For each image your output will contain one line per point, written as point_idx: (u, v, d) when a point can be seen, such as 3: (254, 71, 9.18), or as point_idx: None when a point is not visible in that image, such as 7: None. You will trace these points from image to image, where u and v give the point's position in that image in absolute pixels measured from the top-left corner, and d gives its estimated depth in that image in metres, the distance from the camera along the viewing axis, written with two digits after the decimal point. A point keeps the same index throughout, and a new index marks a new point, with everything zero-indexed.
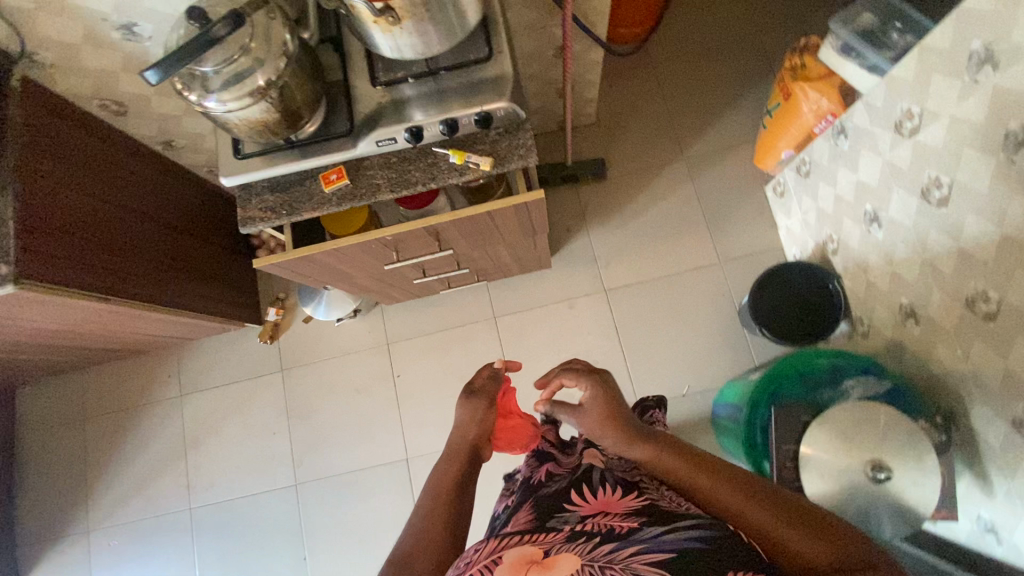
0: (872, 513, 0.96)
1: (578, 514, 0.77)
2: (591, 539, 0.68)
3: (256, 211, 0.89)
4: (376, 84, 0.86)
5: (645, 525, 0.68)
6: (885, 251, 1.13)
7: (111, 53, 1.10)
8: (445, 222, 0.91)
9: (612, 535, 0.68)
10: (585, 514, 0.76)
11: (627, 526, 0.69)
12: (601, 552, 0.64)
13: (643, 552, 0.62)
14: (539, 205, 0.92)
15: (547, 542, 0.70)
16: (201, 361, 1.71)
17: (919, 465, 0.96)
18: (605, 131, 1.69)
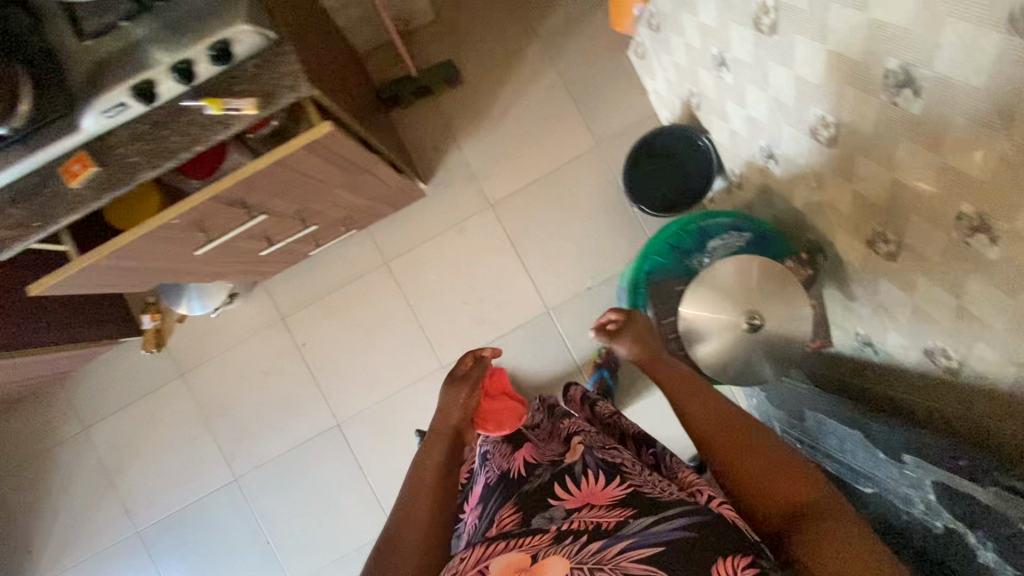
0: (752, 362, 1.00)
1: (562, 508, 0.72)
2: (578, 537, 0.65)
3: (3, 232, 0.74)
4: (83, 38, 0.70)
5: (636, 517, 0.65)
6: (738, 95, 1.07)
7: None
8: (236, 186, 0.79)
9: (601, 533, 0.64)
10: (569, 508, 0.71)
11: (614, 521, 0.65)
12: (592, 553, 0.61)
13: (632, 550, 0.61)
14: (338, 140, 0.80)
15: (535, 543, 0.66)
16: (95, 389, 1.59)
17: (789, 304, 0.99)
18: (447, 28, 1.51)
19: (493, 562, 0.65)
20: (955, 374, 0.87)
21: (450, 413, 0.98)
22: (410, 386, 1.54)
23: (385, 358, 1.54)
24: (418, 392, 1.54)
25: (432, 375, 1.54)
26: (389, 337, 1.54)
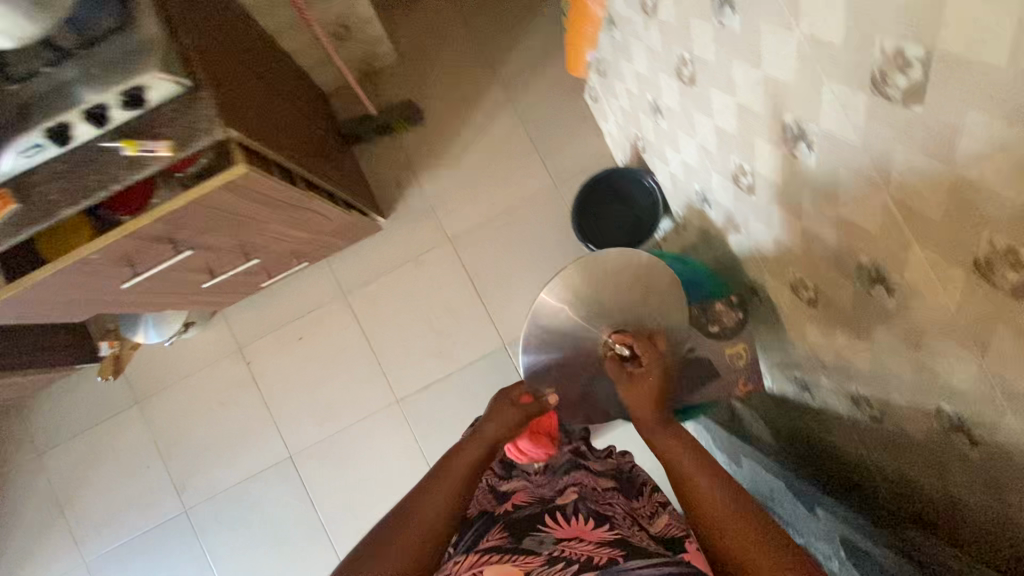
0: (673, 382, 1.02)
1: (552, 536, 0.74)
2: (568, 566, 0.65)
3: None
4: (6, 79, 0.74)
5: (626, 559, 0.65)
6: (673, 140, 1.10)
7: None
8: (157, 219, 0.81)
9: (590, 566, 0.64)
10: (561, 537, 0.73)
11: (605, 558, 0.65)
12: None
13: None
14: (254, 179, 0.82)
15: (525, 564, 0.68)
16: (52, 415, 1.58)
17: None
18: (411, 69, 1.56)
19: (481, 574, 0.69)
20: (878, 423, 0.85)
21: (483, 427, 0.87)
22: (363, 419, 1.53)
23: (339, 390, 1.54)
24: (371, 425, 1.53)
25: (385, 408, 1.53)
26: (346, 369, 1.54)
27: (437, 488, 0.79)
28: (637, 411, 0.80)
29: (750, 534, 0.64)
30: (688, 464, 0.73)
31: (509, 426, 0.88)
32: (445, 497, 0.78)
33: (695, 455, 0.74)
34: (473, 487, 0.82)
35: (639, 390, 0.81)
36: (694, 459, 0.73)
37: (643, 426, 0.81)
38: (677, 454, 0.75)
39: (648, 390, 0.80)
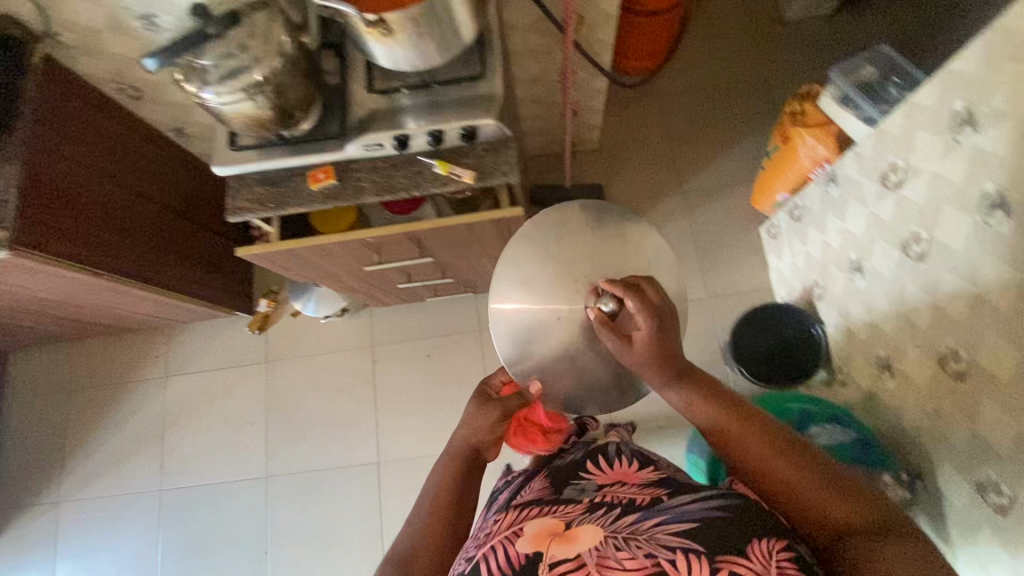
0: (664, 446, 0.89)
1: (594, 482, 0.82)
2: (613, 511, 0.71)
3: (245, 202, 0.91)
4: (371, 90, 0.88)
5: (670, 497, 0.70)
6: (867, 301, 1.13)
7: (131, 41, 1.10)
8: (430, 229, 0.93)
9: (633, 507, 0.71)
10: (603, 483, 0.81)
11: (648, 499, 0.72)
12: (624, 523, 0.67)
13: (666, 523, 0.64)
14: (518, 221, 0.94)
15: (567, 513, 0.73)
16: (189, 346, 1.71)
17: None
18: (607, 157, 1.71)
19: (526, 526, 0.73)
20: None
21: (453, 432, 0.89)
22: None
23: (445, 416, 1.59)
24: (461, 460, 1.55)
25: None
26: (457, 398, 1.60)
27: (432, 507, 0.81)
28: (643, 370, 0.70)
29: (794, 475, 0.64)
30: (716, 416, 0.68)
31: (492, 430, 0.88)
32: (438, 515, 0.80)
33: (714, 401, 0.69)
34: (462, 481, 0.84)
35: (637, 351, 0.69)
36: (701, 398, 0.69)
37: (658, 374, 0.69)
38: (698, 403, 0.69)
39: (673, 353, 0.69)
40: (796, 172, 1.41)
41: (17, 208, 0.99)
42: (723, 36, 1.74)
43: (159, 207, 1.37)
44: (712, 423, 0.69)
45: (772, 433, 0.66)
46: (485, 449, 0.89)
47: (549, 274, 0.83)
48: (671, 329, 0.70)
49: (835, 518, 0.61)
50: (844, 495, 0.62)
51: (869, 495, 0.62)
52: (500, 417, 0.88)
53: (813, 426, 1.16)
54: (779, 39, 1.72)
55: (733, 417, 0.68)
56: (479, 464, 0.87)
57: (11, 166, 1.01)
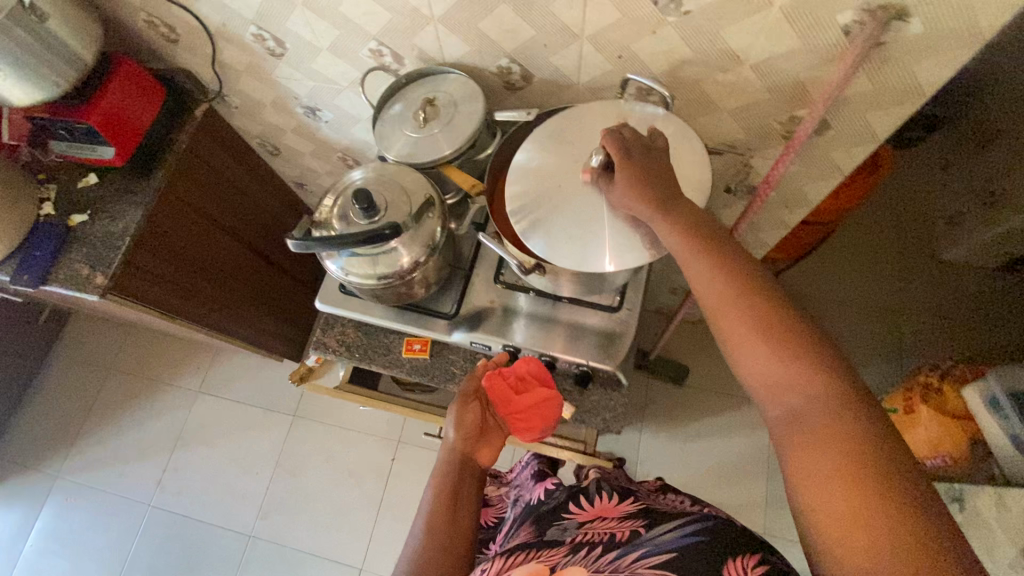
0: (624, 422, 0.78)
1: (575, 521, 0.78)
2: (592, 547, 0.68)
3: (332, 340, 0.87)
4: (495, 282, 0.82)
5: (647, 528, 0.69)
6: None
7: (288, 118, 1.11)
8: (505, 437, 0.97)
9: (613, 542, 0.68)
10: (583, 521, 0.77)
11: (627, 532, 0.69)
12: (605, 562, 0.64)
13: (643, 557, 0.62)
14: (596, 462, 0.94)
15: (551, 556, 0.68)
16: (230, 371, 1.70)
17: None
18: (702, 336, 1.59)
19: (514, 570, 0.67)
20: None
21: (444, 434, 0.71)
22: None
23: None
24: None
25: None
26: None
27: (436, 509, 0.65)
28: (629, 206, 0.62)
29: (783, 365, 0.51)
30: (713, 287, 0.57)
31: (469, 429, 0.71)
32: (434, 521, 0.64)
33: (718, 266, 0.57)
34: (464, 475, 0.68)
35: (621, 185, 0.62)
36: (707, 262, 0.58)
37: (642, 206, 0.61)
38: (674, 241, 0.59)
39: (646, 185, 0.61)
40: (907, 442, 1.26)
41: (124, 256, 0.99)
42: (864, 251, 1.61)
43: (253, 254, 1.37)
44: (705, 287, 0.57)
45: (772, 304, 0.54)
46: (473, 448, 0.70)
47: (553, 206, 0.69)
48: (639, 160, 0.62)
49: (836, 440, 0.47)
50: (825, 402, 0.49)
51: (864, 414, 0.48)
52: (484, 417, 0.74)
53: None
54: (926, 278, 1.56)
55: (728, 279, 0.56)
56: (473, 470, 0.70)
57: (136, 212, 1.01)
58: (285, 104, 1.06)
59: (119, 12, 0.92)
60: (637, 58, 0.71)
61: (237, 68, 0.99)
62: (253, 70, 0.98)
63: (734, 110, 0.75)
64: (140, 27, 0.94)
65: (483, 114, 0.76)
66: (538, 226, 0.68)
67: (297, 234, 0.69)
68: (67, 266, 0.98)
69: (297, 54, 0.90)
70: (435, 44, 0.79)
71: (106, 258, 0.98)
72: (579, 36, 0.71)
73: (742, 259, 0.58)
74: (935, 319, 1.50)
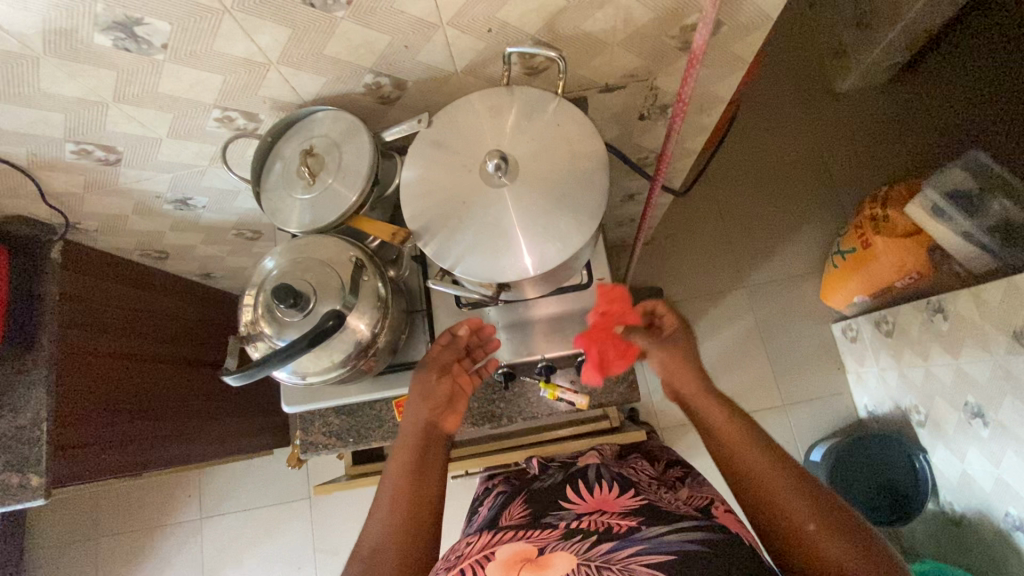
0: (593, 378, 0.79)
1: (573, 511, 0.69)
2: (586, 538, 0.61)
3: (319, 436, 0.79)
4: (459, 307, 0.76)
5: (646, 526, 0.60)
6: (991, 452, 1.04)
7: (160, 219, 0.97)
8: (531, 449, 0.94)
9: (609, 534, 0.61)
10: (582, 511, 0.68)
11: (626, 526, 0.61)
12: (597, 553, 0.57)
13: (642, 553, 0.56)
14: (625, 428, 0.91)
15: (542, 539, 0.63)
16: (224, 485, 1.59)
17: None
18: (660, 254, 1.59)
19: (501, 550, 0.63)
20: None
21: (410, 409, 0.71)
22: None
23: None
24: None
25: None
26: None
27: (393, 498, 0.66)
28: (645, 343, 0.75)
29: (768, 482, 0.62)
30: (688, 382, 0.73)
31: (437, 400, 0.72)
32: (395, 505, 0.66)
33: (691, 370, 0.73)
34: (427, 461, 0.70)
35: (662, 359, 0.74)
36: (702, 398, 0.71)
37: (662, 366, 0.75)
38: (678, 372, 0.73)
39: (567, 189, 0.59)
40: (875, 274, 1.31)
41: (50, 443, 0.86)
42: (772, 111, 1.63)
43: (191, 366, 1.24)
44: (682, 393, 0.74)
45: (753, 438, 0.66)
46: (441, 420, 0.72)
47: (469, 229, 0.61)
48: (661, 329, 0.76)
49: (770, 496, 0.62)
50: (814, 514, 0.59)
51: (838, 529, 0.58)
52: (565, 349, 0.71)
53: None
54: (833, 115, 1.61)
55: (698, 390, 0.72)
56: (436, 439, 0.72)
57: (38, 391, 0.87)
58: (149, 206, 0.93)
59: None
60: (508, 25, 0.64)
61: (76, 192, 0.85)
62: (94, 187, 0.84)
63: (624, 41, 0.70)
64: None
65: (371, 143, 0.68)
66: (453, 250, 0.61)
67: (231, 363, 0.59)
68: None
69: (136, 154, 0.77)
70: (285, 87, 0.69)
71: (28, 455, 0.85)
72: (438, 25, 0.63)
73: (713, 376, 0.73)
74: (853, 151, 1.58)
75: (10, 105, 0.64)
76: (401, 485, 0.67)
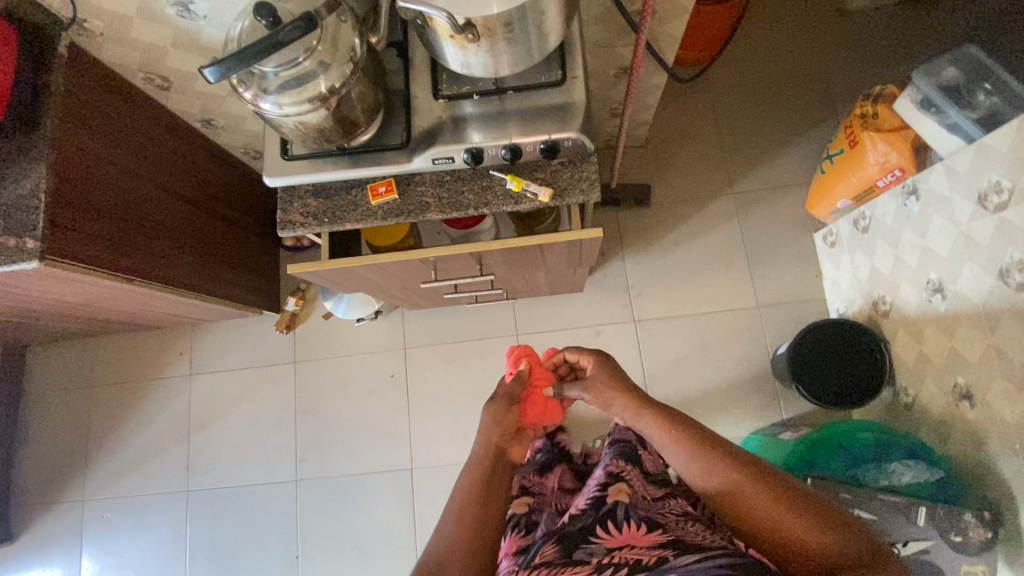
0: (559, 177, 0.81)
1: (603, 547, 0.73)
2: (618, 571, 0.67)
3: (297, 215, 0.84)
4: (437, 97, 0.80)
5: (674, 556, 0.66)
6: (947, 325, 1.07)
7: (163, 28, 1.01)
8: (498, 267, 0.97)
9: (640, 566, 0.66)
10: (611, 546, 0.73)
11: (654, 558, 0.67)
12: None
13: None
14: (590, 253, 0.95)
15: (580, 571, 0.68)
16: (214, 345, 1.65)
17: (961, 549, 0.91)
18: (653, 156, 1.61)
19: None
20: None
21: (487, 435, 0.92)
22: None
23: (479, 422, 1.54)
24: None
25: None
26: None
27: (459, 515, 0.80)
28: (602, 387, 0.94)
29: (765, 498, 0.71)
30: (628, 403, 0.89)
31: (506, 428, 0.94)
32: (462, 527, 0.79)
33: (627, 393, 0.90)
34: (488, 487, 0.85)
35: (605, 395, 0.93)
36: (663, 427, 0.83)
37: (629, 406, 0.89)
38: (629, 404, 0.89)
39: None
40: (861, 173, 1.33)
41: (47, 215, 0.92)
42: (777, 25, 1.64)
43: (191, 207, 1.29)
44: (626, 411, 0.89)
45: (734, 458, 0.75)
46: (508, 446, 0.94)
47: None
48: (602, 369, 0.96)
49: (765, 513, 0.70)
50: (807, 514, 0.68)
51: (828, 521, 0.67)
52: (507, 405, 0.96)
53: (888, 466, 1.00)
54: (839, 30, 1.61)
55: (635, 408, 0.88)
56: (505, 463, 0.92)
57: (40, 167, 0.93)
58: (152, 7, 0.97)
59: None
60: None
61: None
62: None
63: None
64: None
65: None
66: None
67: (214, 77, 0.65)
68: None
69: None
70: None
71: (27, 221, 0.91)
72: None
73: (642, 389, 0.90)
74: (853, 67, 1.58)
75: None
76: (472, 496, 0.83)
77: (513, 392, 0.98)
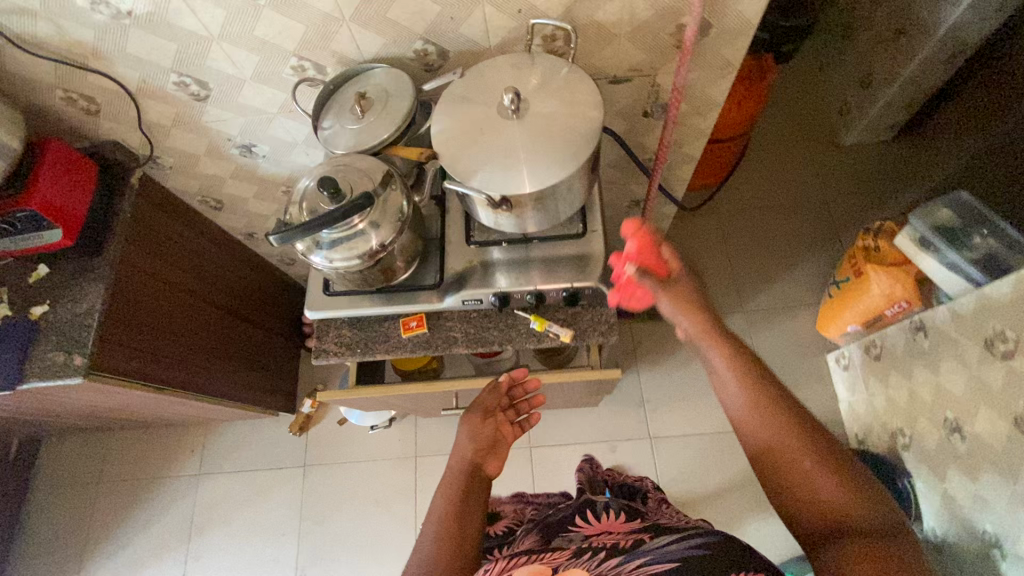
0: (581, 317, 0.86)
1: (583, 535, 0.90)
2: (597, 553, 0.74)
3: (330, 344, 0.89)
4: (469, 243, 0.87)
5: (651, 539, 0.76)
6: (969, 467, 1.06)
7: (226, 164, 1.13)
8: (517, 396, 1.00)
9: (617, 550, 0.75)
10: (590, 534, 0.90)
11: (632, 542, 0.76)
12: (609, 567, 0.69)
13: (648, 564, 0.67)
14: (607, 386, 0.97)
15: (554, 560, 0.74)
16: (227, 444, 1.66)
17: None
18: None
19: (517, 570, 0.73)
20: None
21: (457, 451, 0.84)
22: None
23: None
24: None
25: None
26: None
27: None
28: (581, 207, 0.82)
29: (806, 456, 0.62)
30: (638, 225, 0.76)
31: (482, 442, 0.85)
32: None
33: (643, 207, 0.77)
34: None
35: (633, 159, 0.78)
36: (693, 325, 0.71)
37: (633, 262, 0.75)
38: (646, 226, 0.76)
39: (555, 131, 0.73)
40: (867, 300, 1.37)
41: (97, 332, 0.98)
42: (778, 158, 1.79)
43: (222, 314, 1.36)
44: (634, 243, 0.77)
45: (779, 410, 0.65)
46: (484, 462, 0.84)
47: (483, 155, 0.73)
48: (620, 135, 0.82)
49: (811, 481, 0.61)
50: (853, 488, 0.60)
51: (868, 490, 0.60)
52: (481, 417, 0.87)
53: None
54: (834, 164, 1.75)
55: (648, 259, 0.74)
56: (481, 478, 0.81)
57: (98, 287, 1.00)
58: (220, 149, 1.09)
59: (37, 100, 0.93)
60: (533, 8, 0.80)
61: (166, 125, 1.01)
62: (181, 122, 1.00)
63: (629, 33, 0.85)
64: (56, 109, 0.95)
65: (413, 91, 0.82)
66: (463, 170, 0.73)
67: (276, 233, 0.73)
68: (39, 358, 0.96)
69: (222, 91, 0.93)
70: (351, 45, 0.85)
71: (78, 339, 0.97)
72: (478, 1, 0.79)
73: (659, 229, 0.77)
74: (853, 197, 1.69)
75: (140, 31, 0.80)
76: None
77: (489, 405, 0.89)
